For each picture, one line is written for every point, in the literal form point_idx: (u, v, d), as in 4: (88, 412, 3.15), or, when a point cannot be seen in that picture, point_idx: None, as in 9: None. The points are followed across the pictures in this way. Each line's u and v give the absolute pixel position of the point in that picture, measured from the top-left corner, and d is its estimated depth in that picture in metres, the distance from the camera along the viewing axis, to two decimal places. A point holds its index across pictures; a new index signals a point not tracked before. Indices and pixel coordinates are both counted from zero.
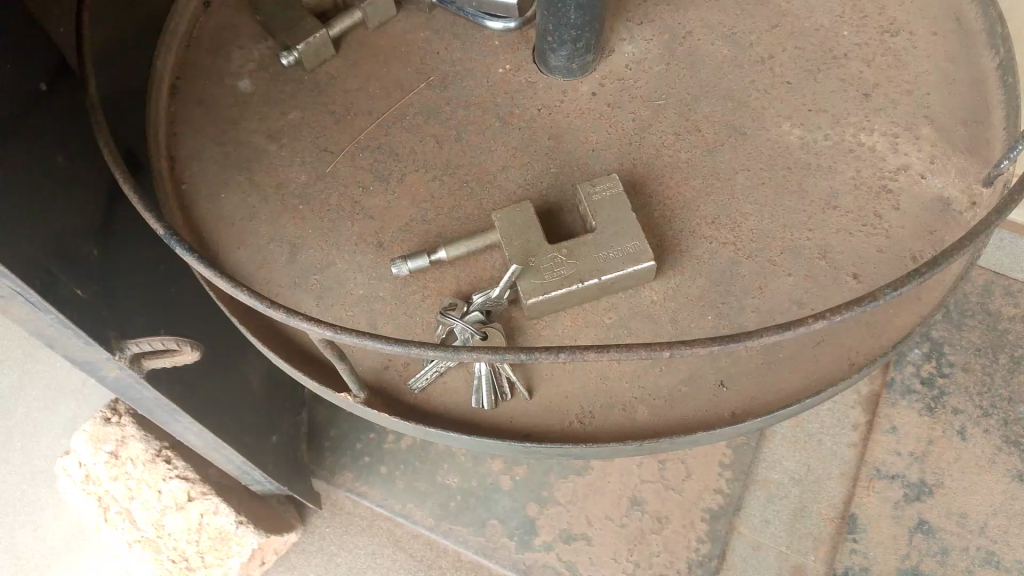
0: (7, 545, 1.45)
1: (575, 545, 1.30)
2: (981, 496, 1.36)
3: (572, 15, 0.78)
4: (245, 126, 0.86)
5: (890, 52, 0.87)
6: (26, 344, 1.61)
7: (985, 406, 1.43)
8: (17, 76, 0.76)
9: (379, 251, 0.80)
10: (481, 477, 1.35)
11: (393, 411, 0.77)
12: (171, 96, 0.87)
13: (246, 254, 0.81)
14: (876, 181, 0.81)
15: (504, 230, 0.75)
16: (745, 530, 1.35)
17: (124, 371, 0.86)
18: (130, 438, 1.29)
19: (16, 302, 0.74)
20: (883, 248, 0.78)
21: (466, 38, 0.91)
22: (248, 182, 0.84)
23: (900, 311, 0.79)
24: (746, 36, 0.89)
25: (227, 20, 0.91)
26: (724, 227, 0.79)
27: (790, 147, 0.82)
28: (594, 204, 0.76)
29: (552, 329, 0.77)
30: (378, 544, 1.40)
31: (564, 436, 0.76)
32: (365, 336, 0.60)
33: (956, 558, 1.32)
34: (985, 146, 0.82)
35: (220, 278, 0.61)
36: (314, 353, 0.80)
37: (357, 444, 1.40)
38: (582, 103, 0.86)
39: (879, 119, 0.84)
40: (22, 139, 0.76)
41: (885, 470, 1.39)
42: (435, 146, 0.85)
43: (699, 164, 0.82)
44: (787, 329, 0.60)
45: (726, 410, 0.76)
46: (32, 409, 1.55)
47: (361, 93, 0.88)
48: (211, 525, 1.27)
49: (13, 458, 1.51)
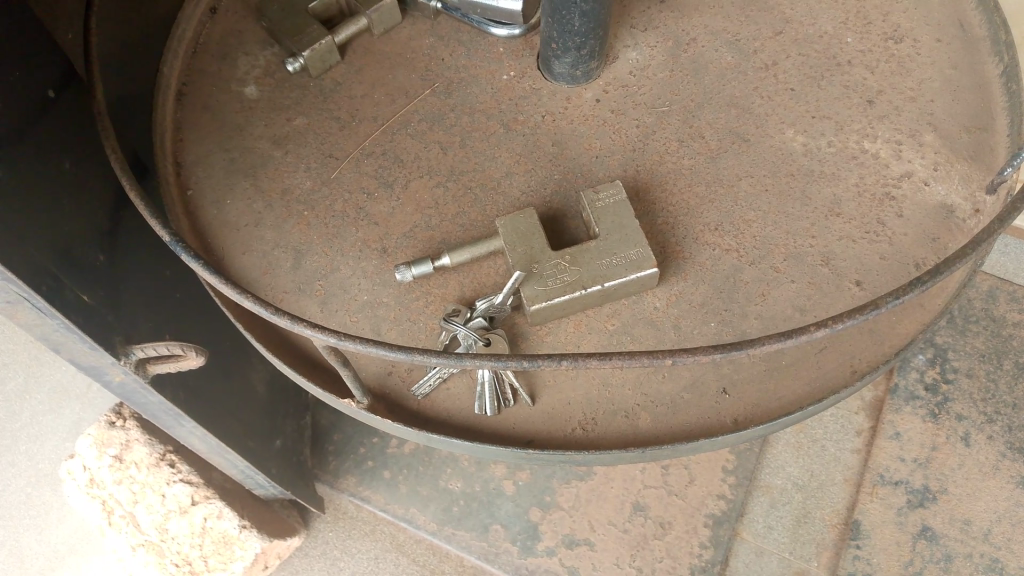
0: (11, 548, 1.46)
1: (578, 551, 1.30)
2: (985, 502, 1.36)
3: (577, 22, 0.79)
4: (250, 132, 0.86)
5: (894, 59, 0.88)
6: (31, 347, 1.62)
7: (990, 412, 1.43)
8: (26, 82, 0.76)
9: (383, 257, 0.81)
10: (484, 482, 1.35)
11: (396, 417, 0.78)
12: (177, 101, 0.87)
13: (250, 260, 0.81)
14: (879, 188, 0.81)
15: (507, 237, 0.76)
16: (748, 536, 1.35)
17: (129, 376, 0.86)
18: (134, 442, 1.29)
19: (22, 307, 0.74)
20: (887, 256, 0.78)
21: (470, 45, 0.91)
22: (253, 188, 0.84)
23: (903, 319, 0.80)
24: (750, 42, 0.89)
25: (234, 27, 0.92)
26: (727, 234, 0.79)
27: (794, 154, 0.83)
28: (597, 211, 0.77)
29: (555, 335, 0.77)
30: (382, 549, 1.41)
31: (566, 442, 0.76)
32: (369, 343, 0.61)
33: (960, 565, 1.32)
34: (989, 154, 0.82)
35: (225, 285, 0.62)
36: (319, 359, 0.80)
37: (360, 448, 1.40)
38: (585, 109, 0.86)
39: (882, 126, 0.84)
40: (29, 146, 0.77)
41: (888, 477, 1.39)
42: (439, 153, 0.85)
43: (703, 171, 0.82)
44: (789, 337, 0.60)
45: (728, 417, 0.76)
46: (37, 412, 1.56)
47: (365, 99, 0.88)
48: (214, 529, 1.27)
49: (18, 461, 1.52)
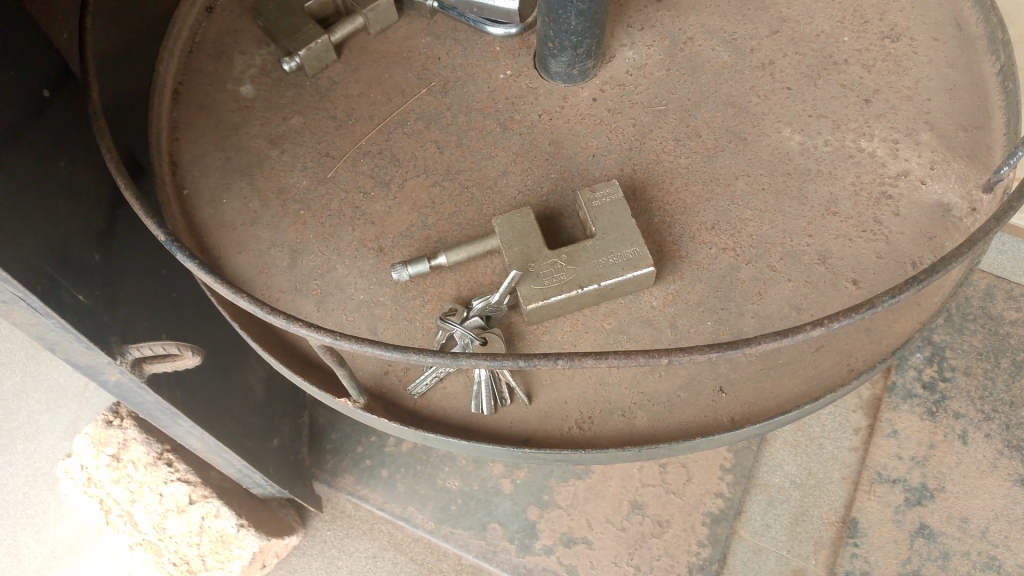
0: (9, 547, 1.45)
1: (576, 549, 1.30)
2: (982, 500, 1.36)
3: (573, 21, 0.79)
4: (247, 131, 0.86)
5: (891, 57, 0.87)
6: (27, 346, 1.62)
7: (987, 410, 1.43)
8: (21, 82, 0.76)
9: (379, 257, 0.80)
10: (482, 480, 1.35)
11: (393, 416, 0.77)
12: (173, 101, 0.87)
13: (247, 259, 0.81)
14: (876, 186, 0.81)
15: (503, 236, 0.76)
16: (746, 535, 1.35)
17: (125, 375, 0.86)
18: (131, 440, 1.29)
19: (18, 307, 0.74)
20: (883, 255, 0.78)
21: (467, 44, 0.91)
22: (249, 187, 0.84)
23: (899, 317, 0.80)
24: (747, 41, 0.89)
25: (230, 26, 0.91)
26: (723, 233, 0.79)
27: (791, 153, 0.83)
28: (594, 210, 0.76)
29: (552, 334, 0.77)
30: (379, 548, 1.41)
31: (563, 441, 0.76)
32: (365, 342, 0.61)
33: (958, 563, 1.32)
34: (985, 152, 0.82)
35: (221, 285, 0.62)
36: (315, 359, 0.80)
37: (358, 446, 1.40)
38: (582, 108, 0.86)
39: (879, 125, 0.84)
40: (25, 145, 0.77)
41: (886, 475, 1.39)
42: (436, 152, 0.85)
43: (699, 170, 0.82)
44: (785, 336, 0.60)
45: (725, 416, 0.76)
46: (34, 411, 1.56)
47: (362, 98, 0.88)
48: (212, 528, 1.27)
49: (15, 460, 1.52)
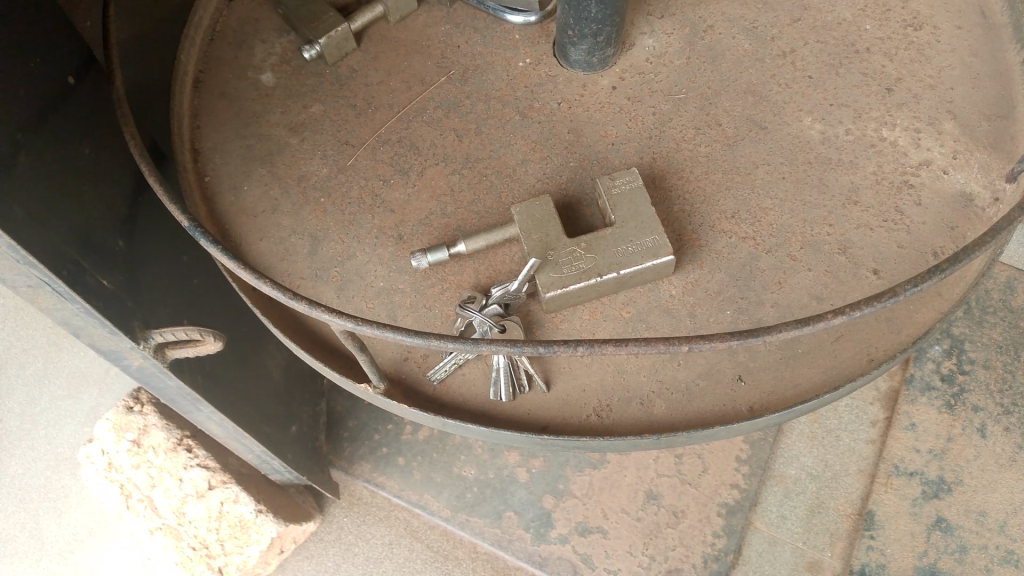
0: (31, 531, 1.48)
1: (590, 538, 1.30)
2: (1000, 494, 1.35)
3: (594, 9, 0.78)
4: (267, 119, 0.87)
5: (914, 46, 0.87)
6: (50, 333, 1.64)
7: (1007, 404, 1.42)
8: (48, 70, 0.77)
9: (398, 244, 0.81)
10: (498, 469, 1.35)
11: (412, 402, 0.78)
12: (195, 89, 0.88)
13: (268, 245, 0.82)
14: (897, 176, 0.80)
15: (523, 224, 0.76)
16: (762, 526, 1.36)
17: (148, 361, 0.88)
18: (151, 426, 1.31)
19: (44, 292, 0.76)
20: (903, 244, 0.78)
21: (486, 32, 0.91)
22: (270, 174, 0.84)
23: (919, 308, 0.79)
24: (767, 29, 0.88)
25: (251, 15, 0.92)
26: (743, 222, 0.79)
27: (812, 141, 0.82)
28: (613, 198, 0.76)
29: (571, 323, 0.77)
30: (396, 535, 1.43)
31: (581, 429, 0.77)
32: (387, 328, 0.61)
33: (976, 557, 1.31)
34: (1010, 142, 0.81)
35: (243, 270, 0.63)
36: (335, 344, 0.81)
37: (375, 434, 1.40)
38: (601, 96, 0.86)
39: (901, 114, 0.83)
40: (51, 133, 0.78)
41: (903, 467, 1.39)
42: (455, 140, 0.85)
43: (719, 158, 0.82)
44: (807, 324, 0.60)
45: (744, 405, 0.76)
46: (56, 397, 1.58)
47: (381, 86, 0.88)
48: (231, 513, 1.29)
49: (38, 445, 1.54)
